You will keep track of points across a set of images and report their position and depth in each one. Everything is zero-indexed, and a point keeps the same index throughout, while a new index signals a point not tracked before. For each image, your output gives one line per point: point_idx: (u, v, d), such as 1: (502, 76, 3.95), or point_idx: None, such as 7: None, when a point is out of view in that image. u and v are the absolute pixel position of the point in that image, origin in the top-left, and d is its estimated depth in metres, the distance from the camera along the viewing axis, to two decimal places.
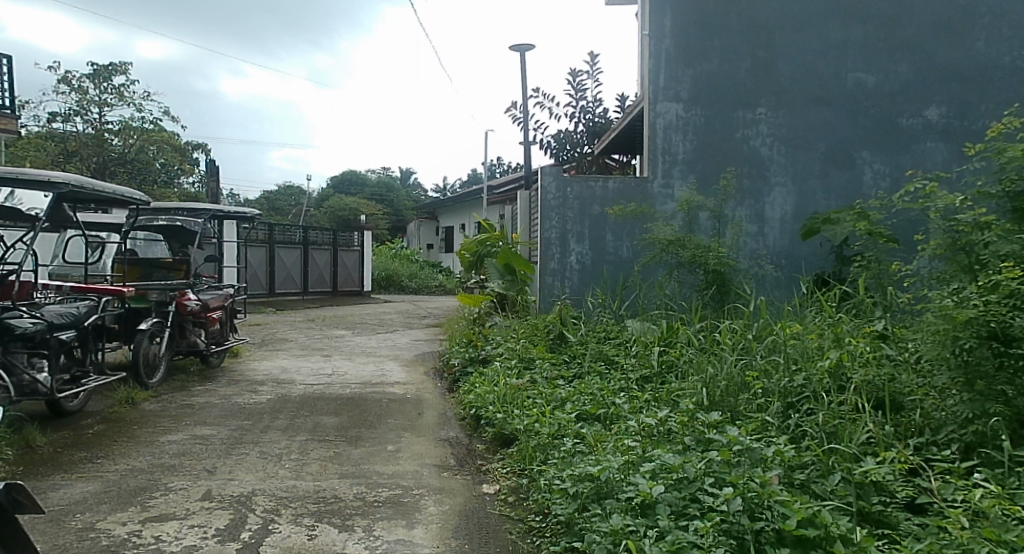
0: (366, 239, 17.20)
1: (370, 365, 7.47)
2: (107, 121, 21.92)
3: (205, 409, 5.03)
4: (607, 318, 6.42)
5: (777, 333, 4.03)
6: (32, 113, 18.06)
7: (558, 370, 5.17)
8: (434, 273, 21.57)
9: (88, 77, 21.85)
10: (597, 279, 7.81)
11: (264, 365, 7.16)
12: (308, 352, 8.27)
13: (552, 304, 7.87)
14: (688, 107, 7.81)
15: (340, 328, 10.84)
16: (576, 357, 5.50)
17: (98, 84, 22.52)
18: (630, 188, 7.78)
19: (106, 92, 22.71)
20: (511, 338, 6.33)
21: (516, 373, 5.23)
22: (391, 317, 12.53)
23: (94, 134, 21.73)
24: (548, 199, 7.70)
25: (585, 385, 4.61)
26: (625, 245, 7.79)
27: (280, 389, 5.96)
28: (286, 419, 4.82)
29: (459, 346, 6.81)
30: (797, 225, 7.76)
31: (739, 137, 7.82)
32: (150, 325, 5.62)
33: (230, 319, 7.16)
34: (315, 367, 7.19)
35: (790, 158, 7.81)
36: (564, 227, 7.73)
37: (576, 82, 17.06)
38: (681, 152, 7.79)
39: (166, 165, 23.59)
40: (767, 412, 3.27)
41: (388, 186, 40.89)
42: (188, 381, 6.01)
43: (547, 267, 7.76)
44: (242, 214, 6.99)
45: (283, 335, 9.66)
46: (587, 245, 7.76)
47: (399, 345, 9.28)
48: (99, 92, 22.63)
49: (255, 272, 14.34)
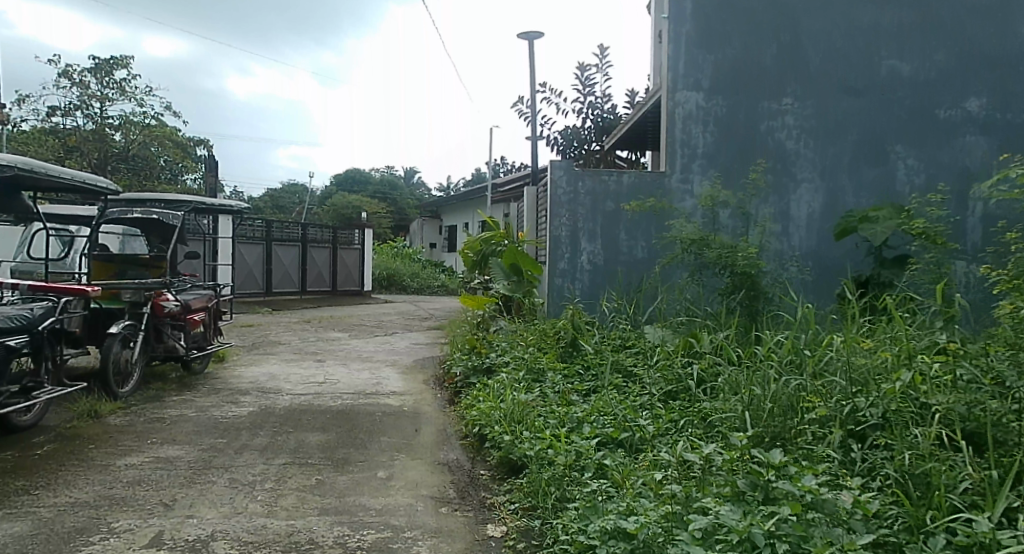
0: (367, 237, 16.69)
1: (365, 372, 6.94)
2: (108, 117, 21.49)
3: (177, 424, 4.51)
4: (623, 324, 5.88)
5: (829, 347, 3.50)
6: (30, 107, 17.64)
7: (572, 384, 4.64)
8: (437, 273, 21.06)
9: (88, 71, 21.42)
10: (610, 280, 7.27)
11: (251, 371, 6.63)
12: (300, 357, 7.75)
13: (562, 307, 7.34)
14: (708, 96, 7.26)
15: (337, 330, 10.31)
16: (591, 368, 4.97)
17: (98, 79, 22.10)
18: (647, 182, 7.24)
19: (106, 87, 22.27)
20: (517, 345, 5.81)
21: (524, 385, 4.70)
22: (391, 319, 12.01)
23: (94, 130, 21.31)
24: (557, 194, 7.19)
25: (603, 402, 4.08)
26: (640, 244, 7.26)
27: (265, 399, 5.42)
28: (266, 437, 4.28)
29: (461, 354, 6.28)
30: (825, 224, 7.20)
31: (762, 128, 7.27)
32: (121, 329, 5.12)
33: (214, 321, 6.63)
34: (306, 374, 6.65)
35: (818, 151, 7.25)
36: (575, 224, 7.21)
37: (584, 77, 16.52)
38: (701, 145, 7.25)
39: (168, 162, 23.17)
40: (828, 445, 2.72)
41: (391, 184, 40.43)
42: (164, 391, 5.49)
43: (556, 268, 7.23)
44: (226, 207, 6.44)
45: (276, 337, 9.14)
46: (599, 244, 7.24)
47: (398, 350, 8.75)
48: (100, 87, 22.20)
49: (250, 270, 13.83)
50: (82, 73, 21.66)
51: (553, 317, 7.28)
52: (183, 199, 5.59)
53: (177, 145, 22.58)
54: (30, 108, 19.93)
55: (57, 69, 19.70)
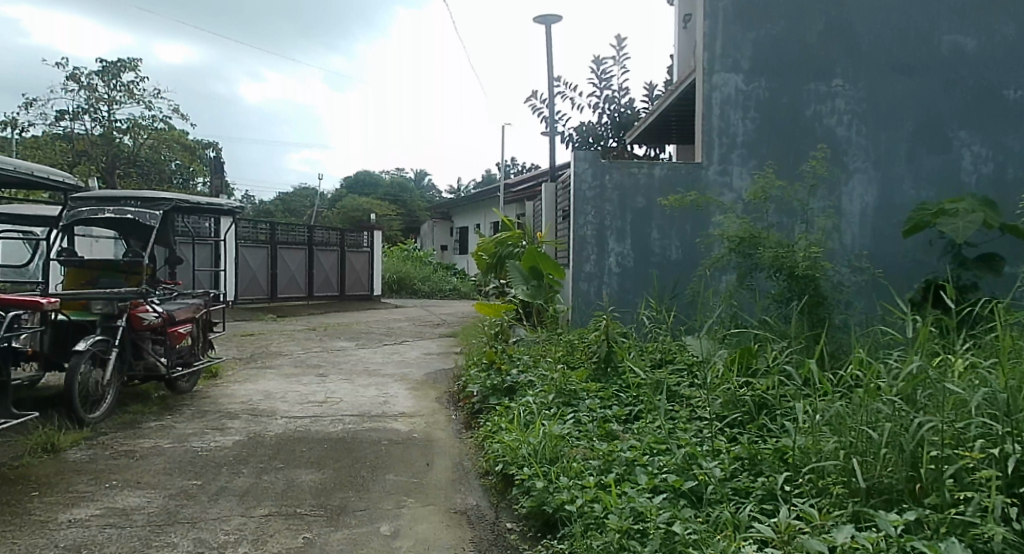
0: (376, 239, 16.06)
1: (371, 388, 6.26)
2: (116, 120, 21.04)
3: (148, 458, 3.84)
4: (664, 335, 5.18)
5: (950, 376, 2.77)
6: (35, 111, 17.19)
7: (612, 410, 3.96)
8: (449, 276, 20.38)
9: (96, 74, 21.01)
10: (642, 285, 6.60)
11: (243, 389, 5.96)
12: (301, 371, 7.08)
13: (588, 315, 6.66)
14: (748, 78, 6.53)
15: (343, 338, 9.66)
16: (630, 392, 4.27)
17: (106, 82, 21.66)
18: (682, 175, 6.55)
19: (114, 90, 21.82)
20: (542, 361, 5.14)
21: (553, 409, 4.03)
22: (401, 325, 11.36)
23: (102, 133, 20.85)
24: (582, 189, 6.54)
25: (654, 437, 3.41)
26: (674, 244, 6.58)
27: (255, 425, 4.74)
28: (250, 476, 3.61)
29: (478, 368, 5.61)
30: (882, 220, 6.44)
31: (809, 113, 6.52)
32: (89, 346, 4.46)
33: (204, 332, 5.98)
34: (304, 392, 5.97)
35: (872, 138, 6.48)
36: (602, 222, 6.56)
37: (600, 70, 15.82)
38: (742, 133, 6.52)
39: (181, 169, 22.60)
40: (986, 517, 2.01)
41: (401, 186, 39.89)
42: (142, 415, 4.83)
43: (581, 271, 6.57)
44: (215, 205, 5.80)
45: (277, 348, 8.49)
46: (629, 244, 6.58)
47: (407, 360, 8.09)
48: (108, 90, 21.75)
49: (255, 275, 13.22)
50: (90, 76, 21.25)
51: (581, 326, 6.61)
52: (163, 197, 4.96)
53: (185, 148, 22.09)
54: (37, 112, 19.54)
55: (65, 72, 19.31)
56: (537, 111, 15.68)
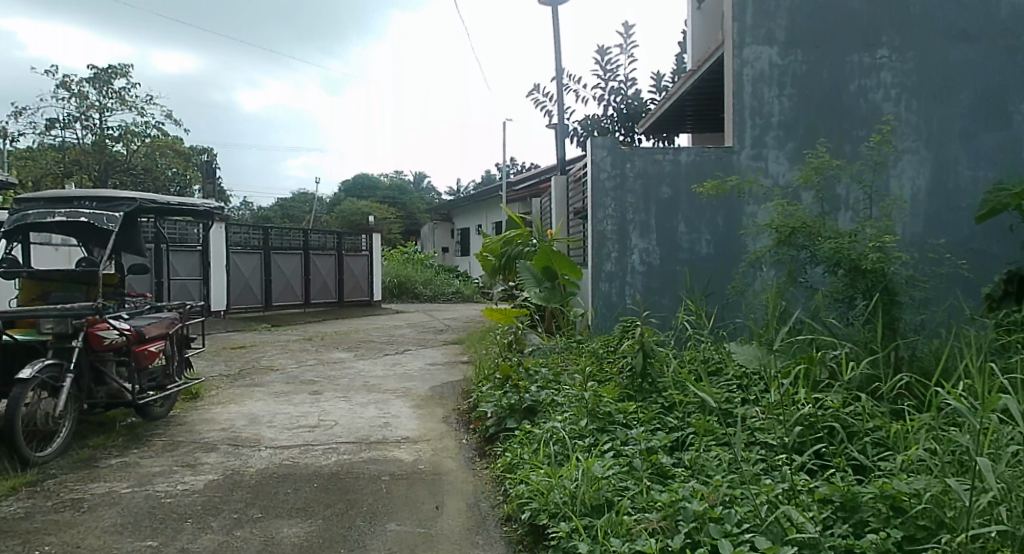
0: (375, 243, 15.39)
1: (371, 408, 5.60)
2: (108, 127, 20.43)
3: (99, 510, 3.17)
4: (704, 343, 4.53)
5: None
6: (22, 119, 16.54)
7: (658, 438, 3.29)
8: (451, 280, 19.72)
9: (87, 81, 20.41)
10: (669, 284, 5.95)
11: (226, 413, 5.28)
12: (293, 388, 6.40)
13: (610, 319, 6.01)
14: (784, 51, 5.87)
15: (341, 349, 9.00)
16: (675, 415, 3.60)
17: (98, 88, 21.00)
18: (711, 160, 5.91)
19: (106, 97, 21.18)
20: (566, 379, 4.50)
21: (586, 436, 3.37)
22: (403, 333, 10.71)
23: (95, 141, 20.27)
24: (601, 179, 5.92)
25: (721, 478, 2.72)
26: (704, 238, 5.93)
27: (234, 459, 4.07)
28: (219, 532, 2.93)
29: (491, 384, 4.95)
30: (936, 206, 5.77)
31: (852, 89, 5.84)
32: (36, 372, 3.80)
33: (181, 350, 5.31)
34: (295, 414, 5.29)
35: (923, 114, 5.81)
36: (623, 216, 5.94)
37: (605, 61, 15.17)
38: (777, 112, 5.87)
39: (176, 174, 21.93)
40: None
41: (400, 189, 39.28)
42: (103, 450, 4.16)
43: (600, 270, 5.95)
44: (190, 204, 5.14)
45: (269, 362, 7.82)
46: (653, 239, 5.95)
47: (411, 373, 7.42)
48: (100, 97, 21.09)
49: (248, 283, 12.56)
50: (81, 83, 20.64)
51: (605, 332, 5.95)
52: (121, 196, 4.31)
53: (179, 154, 21.46)
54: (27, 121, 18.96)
55: (55, 79, 18.72)
56: (540, 106, 15.01)
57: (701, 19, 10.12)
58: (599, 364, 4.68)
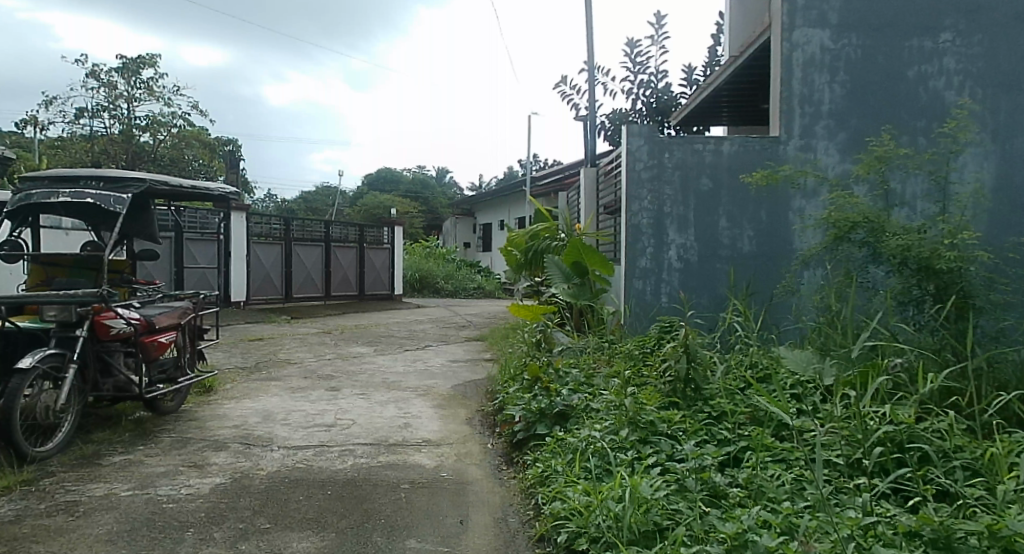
0: (397, 236, 15.20)
1: (390, 407, 5.32)
2: (136, 117, 20.46)
3: (94, 515, 2.91)
4: (752, 348, 4.16)
5: None
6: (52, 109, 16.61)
7: (709, 454, 2.95)
8: (473, 275, 19.45)
9: (116, 71, 20.47)
10: (708, 283, 5.58)
11: (239, 409, 5.04)
12: (310, 383, 6.14)
13: (645, 320, 5.65)
14: (837, 34, 5.44)
15: (361, 344, 8.75)
16: (725, 427, 3.25)
17: (127, 79, 21.06)
18: (755, 151, 5.52)
19: (134, 87, 21.23)
20: (601, 385, 4.16)
21: (627, 449, 3.04)
22: (424, 328, 10.44)
23: (123, 131, 20.33)
24: (636, 170, 5.58)
25: (787, 509, 2.37)
26: (747, 235, 5.54)
27: (244, 461, 3.80)
28: (222, 545, 2.65)
29: (518, 386, 4.63)
30: (1002, 203, 5.31)
31: (912, 75, 5.40)
32: (36, 362, 3.57)
33: (194, 342, 5.08)
34: (311, 412, 5.02)
35: (990, 104, 5.34)
36: (660, 209, 5.59)
37: (635, 54, 14.75)
38: (828, 100, 5.44)
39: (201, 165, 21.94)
40: None
41: (422, 183, 39.16)
42: (108, 447, 3.92)
43: (634, 267, 5.60)
44: (203, 188, 4.90)
45: (286, 356, 7.59)
46: (692, 235, 5.58)
47: (432, 370, 7.13)
48: (128, 87, 21.14)
49: (269, 274, 12.40)
50: (110, 73, 20.71)
51: (639, 333, 5.59)
52: (128, 176, 4.08)
53: (204, 145, 21.47)
54: (58, 110, 19.06)
55: (84, 68, 18.77)
56: (567, 99, 14.64)
57: (740, 7, 9.70)
58: (635, 368, 4.33)
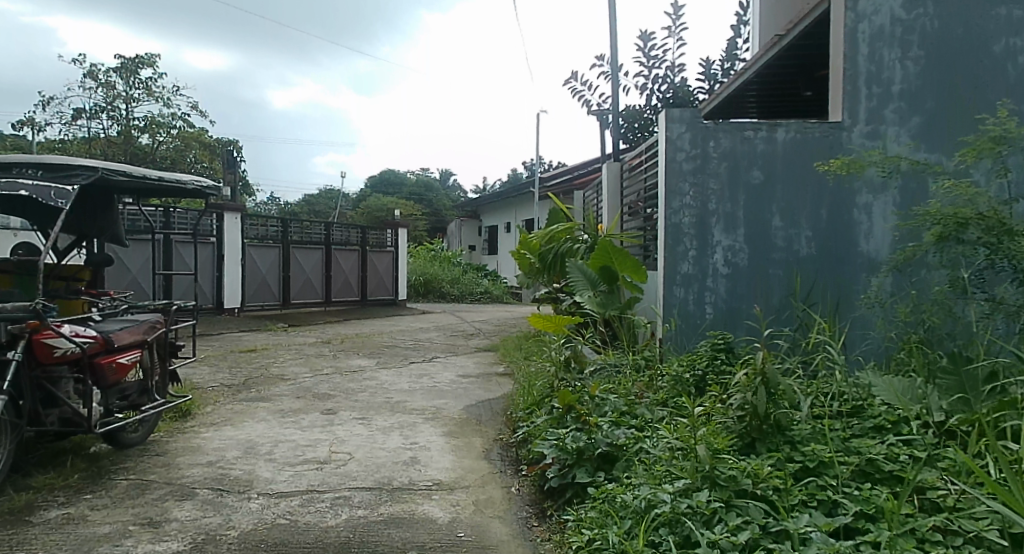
0: (401, 238, 14.50)
1: (394, 436, 4.58)
2: (134, 118, 19.73)
3: None
4: (835, 373, 3.42)
5: None
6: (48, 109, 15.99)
7: (818, 527, 2.21)
8: (480, 279, 18.73)
9: (114, 70, 19.79)
10: (762, 291, 4.84)
11: (217, 439, 4.30)
12: (303, 405, 5.41)
13: (691, 335, 4.89)
14: (911, 2, 4.69)
15: (362, 355, 8.03)
16: (826, 484, 2.51)
17: (125, 79, 20.41)
18: (816, 138, 4.77)
19: (134, 88, 20.60)
20: (650, 423, 3.43)
21: (707, 521, 2.30)
22: (431, 336, 9.72)
23: (121, 133, 19.61)
24: (676, 161, 4.86)
25: None
26: (805, 235, 4.80)
27: (213, 515, 3.07)
28: None
29: (547, 415, 3.90)
30: None
31: (999, 50, 4.64)
32: None
33: (165, 362, 4.30)
34: (301, 443, 4.28)
35: None
36: (704, 206, 4.87)
37: (648, 47, 14.00)
38: (899, 79, 4.70)
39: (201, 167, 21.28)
40: None
41: (426, 185, 38.52)
42: (47, 497, 3.19)
43: (675, 273, 4.88)
44: (173, 182, 4.12)
45: (280, 370, 6.86)
46: (741, 235, 4.85)
47: (441, 386, 6.40)
48: (127, 88, 20.51)
49: (265, 279, 11.68)
50: (109, 73, 20.04)
51: (684, 350, 4.85)
52: (77, 164, 3.35)
53: (205, 147, 20.83)
54: (53, 111, 18.39)
55: (81, 67, 18.09)
56: (578, 96, 13.89)
57: None
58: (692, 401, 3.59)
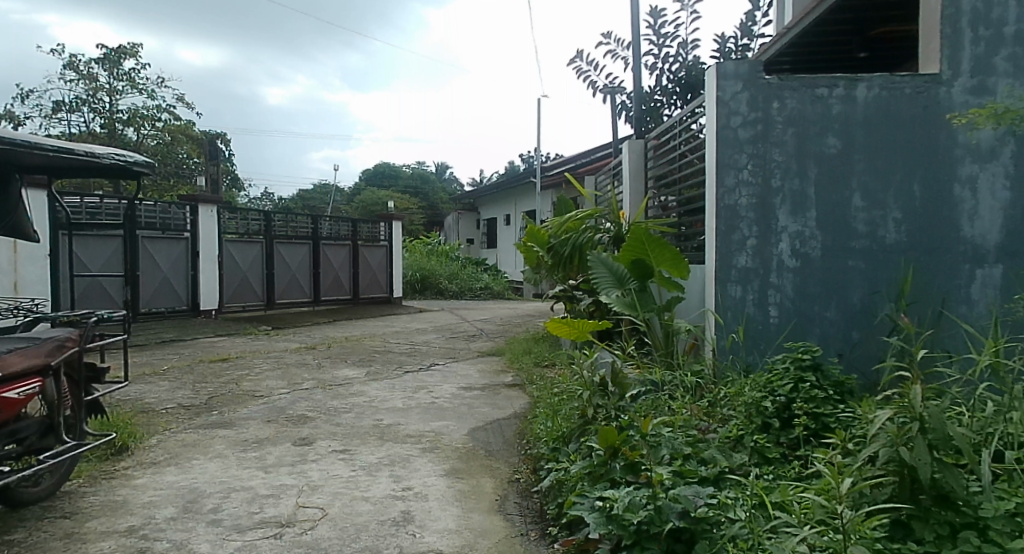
0: (395, 231, 13.52)
1: (382, 477, 3.60)
2: (117, 111, 18.37)
3: None
4: (990, 403, 2.46)
5: None
6: (24, 102, 14.95)
7: None
8: (479, 274, 17.73)
9: (95, 60, 18.60)
10: (842, 288, 3.87)
11: (152, 490, 3.32)
12: (273, 433, 4.43)
13: (754, 344, 3.92)
14: None
15: (351, 364, 7.05)
16: None
17: (107, 69, 19.27)
18: (906, 96, 3.81)
19: (116, 79, 19.47)
20: (736, 488, 2.47)
21: None
22: (429, 339, 8.74)
23: (104, 127, 18.42)
24: (731, 126, 3.90)
25: None
26: (894, 217, 3.83)
27: None
28: None
29: (583, 459, 2.95)
30: None
31: None
32: None
33: (81, 390, 3.30)
34: (260, 494, 3.30)
35: None
36: (766, 183, 3.90)
37: (659, 24, 12.98)
38: (1014, 19, 3.73)
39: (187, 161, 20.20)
40: None
41: (423, 178, 37.45)
42: None
43: (731, 267, 3.92)
44: (84, 153, 3.32)
45: (253, 385, 5.87)
46: (813, 219, 3.88)
47: (440, 403, 5.43)
48: (110, 80, 19.39)
49: (246, 278, 10.67)
50: (90, 64, 18.86)
51: (751, 368, 3.87)
52: None
53: (192, 140, 19.75)
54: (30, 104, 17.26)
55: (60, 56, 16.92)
56: (582, 77, 12.87)
57: None
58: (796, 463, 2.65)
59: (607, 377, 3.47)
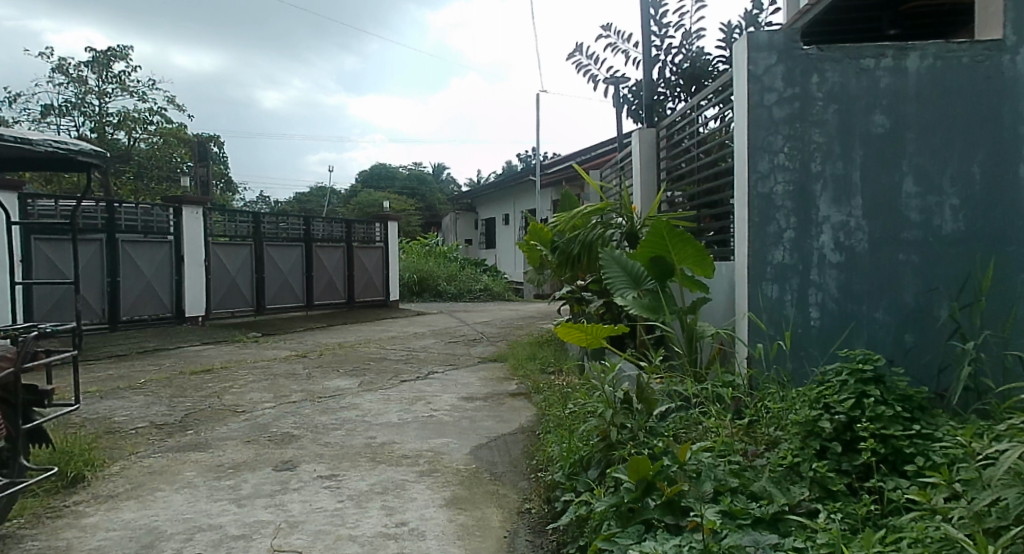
0: (391, 232, 13.05)
1: (372, 509, 3.13)
2: (107, 114, 17.86)
3: None
4: None
5: None
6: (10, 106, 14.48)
7: None
8: (479, 275, 17.27)
9: (85, 63, 18.13)
10: (893, 285, 3.41)
11: (103, 531, 2.85)
12: (253, 455, 3.96)
13: (795, 350, 3.45)
14: None
15: (344, 373, 6.59)
16: None
17: (97, 72, 18.77)
18: (963, 66, 3.35)
19: (106, 82, 18.98)
20: (802, 534, 2.00)
21: None
22: (427, 345, 8.27)
23: (93, 131, 17.92)
24: (764, 103, 3.44)
25: None
26: (952, 204, 3.37)
27: None
28: None
29: (610, 493, 2.49)
30: None
31: None
32: None
33: (17, 416, 2.82)
34: (229, 535, 2.82)
35: None
36: (805, 168, 3.44)
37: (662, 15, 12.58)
38: None
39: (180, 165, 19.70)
40: None
41: (420, 179, 36.98)
42: None
43: (766, 263, 3.46)
44: (14, 138, 2.78)
45: (235, 400, 5.40)
46: (858, 208, 3.42)
47: (438, 416, 4.96)
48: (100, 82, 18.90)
49: (235, 282, 10.19)
50: (79, 67, 18.37)
51: (801, 383, 3.43)
52: None
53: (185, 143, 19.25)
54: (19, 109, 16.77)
55: (47, 59, 16.43)
56: (584, 70, 12.44)
57: None
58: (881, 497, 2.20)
59: (631, 393, 3.04)
